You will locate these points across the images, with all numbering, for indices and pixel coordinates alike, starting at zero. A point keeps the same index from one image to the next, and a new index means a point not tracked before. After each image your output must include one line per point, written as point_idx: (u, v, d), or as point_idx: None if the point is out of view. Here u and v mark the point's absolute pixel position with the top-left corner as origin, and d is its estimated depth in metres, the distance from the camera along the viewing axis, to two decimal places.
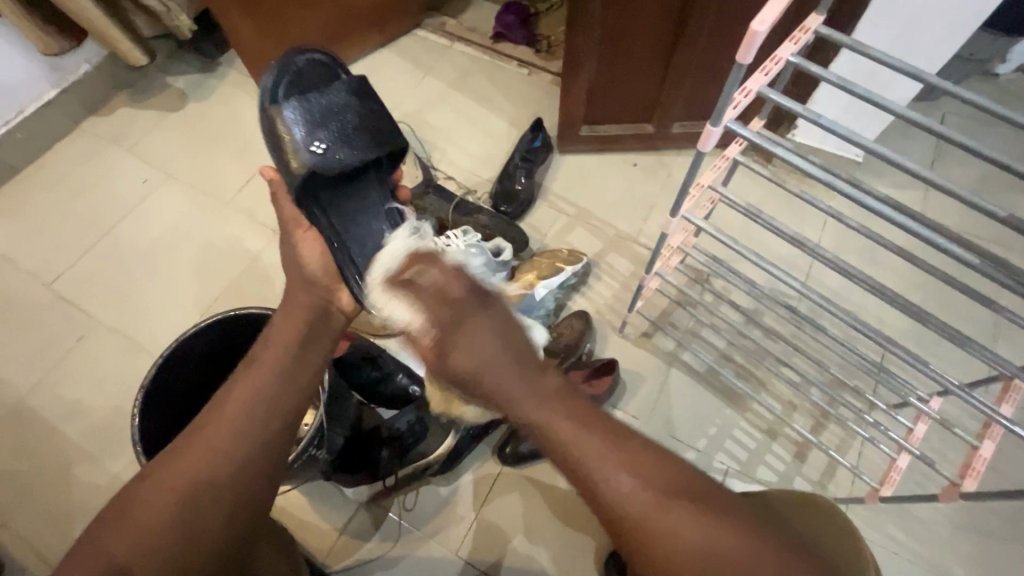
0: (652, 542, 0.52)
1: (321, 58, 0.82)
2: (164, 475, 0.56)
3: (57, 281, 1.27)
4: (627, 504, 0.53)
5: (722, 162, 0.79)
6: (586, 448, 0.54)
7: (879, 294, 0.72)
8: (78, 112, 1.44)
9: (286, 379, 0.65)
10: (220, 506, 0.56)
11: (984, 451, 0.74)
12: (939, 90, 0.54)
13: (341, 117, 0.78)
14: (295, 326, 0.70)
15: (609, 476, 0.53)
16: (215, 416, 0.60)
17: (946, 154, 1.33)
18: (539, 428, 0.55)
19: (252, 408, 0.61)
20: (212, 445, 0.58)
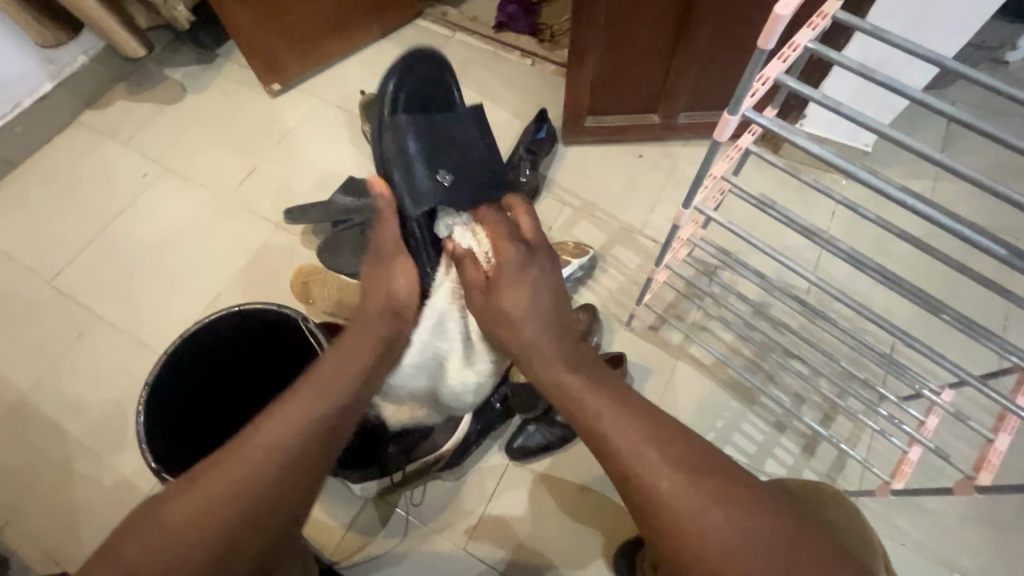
0: (674, 518, 0.53)
1: (434, 75, 0.87)
2: (206, 481, 0.56)
3: (58, 277, 1.25)
4: (653, 481, 0.55)
5: (735, 152, 0.77)
6: (604, 411, 0.60)
7: (894, 285, 0.71)
8: (75, 105, 1.42)
9: (341, 404, 0.65)
10: (254, 520, 0.55)
11: (1000, 444, 0.74)
12: (964, 76, 0.52)
13: (460, 143, 0.83)
14: (360, 355, 0.70)
15: (618, 432, 0.58)
16: (263, 427, 0.60)
17: (955, 143, 1.32)
18: (570, 401, 0.63)
19: (304, 427, 0.61)
20: (258, 456, 0.58)
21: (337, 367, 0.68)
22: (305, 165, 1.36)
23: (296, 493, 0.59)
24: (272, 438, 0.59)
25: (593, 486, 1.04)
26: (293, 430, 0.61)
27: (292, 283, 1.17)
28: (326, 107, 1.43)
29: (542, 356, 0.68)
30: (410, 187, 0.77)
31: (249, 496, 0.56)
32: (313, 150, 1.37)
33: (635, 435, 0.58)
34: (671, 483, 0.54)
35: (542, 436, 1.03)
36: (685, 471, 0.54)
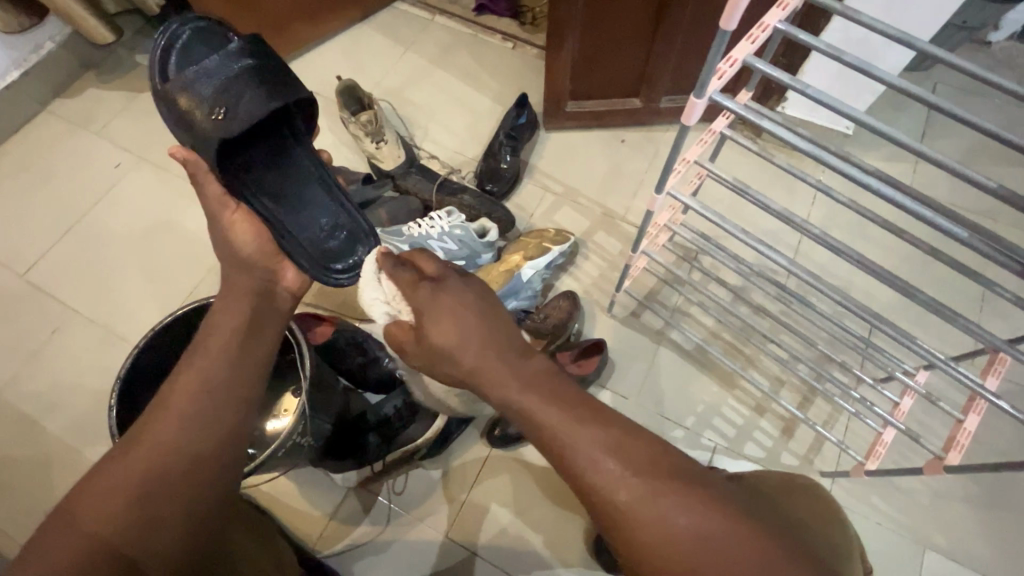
0: (639, 537, 0.48)
1: (207, 23, 0.76)
2: (107, 477, 0.51)
3: (32, 270, 1.23)
4: (613, 486, 0.49)
5: (709, 137, 0.76)
6: (565, 431, 0.51)
7: (866, 269, 0.70)
8: (44, 93, 1.38)
9: (244, 367, 0.60)
10: (173, 508, 0.51)
11: (969, 424, 0.75)
12: (931, 58, 0.51)
13: (227, 71, 0.71)
14: (243, 310, 0.64)
15: (578, 451, 0.50)
16: (160, 412, 0.55)
17: (936, 125, 1.31)
18: (511, 405, 0.53)
19: (205, 399, 0.56)
20: (159, 441, 0.53)
21: (223, 326, 0.62)
22: None
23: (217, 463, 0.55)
24: (171, 419, 0.54)
25: None
26: (194, 406, 0.55)
27: None
28: None
29: (486, 387, 0.55)
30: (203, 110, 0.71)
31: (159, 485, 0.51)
32: None
33: (594, 457, 0.49)
34: (639, 504, 0.48)
35: None
36: (646, 482, 0.49)
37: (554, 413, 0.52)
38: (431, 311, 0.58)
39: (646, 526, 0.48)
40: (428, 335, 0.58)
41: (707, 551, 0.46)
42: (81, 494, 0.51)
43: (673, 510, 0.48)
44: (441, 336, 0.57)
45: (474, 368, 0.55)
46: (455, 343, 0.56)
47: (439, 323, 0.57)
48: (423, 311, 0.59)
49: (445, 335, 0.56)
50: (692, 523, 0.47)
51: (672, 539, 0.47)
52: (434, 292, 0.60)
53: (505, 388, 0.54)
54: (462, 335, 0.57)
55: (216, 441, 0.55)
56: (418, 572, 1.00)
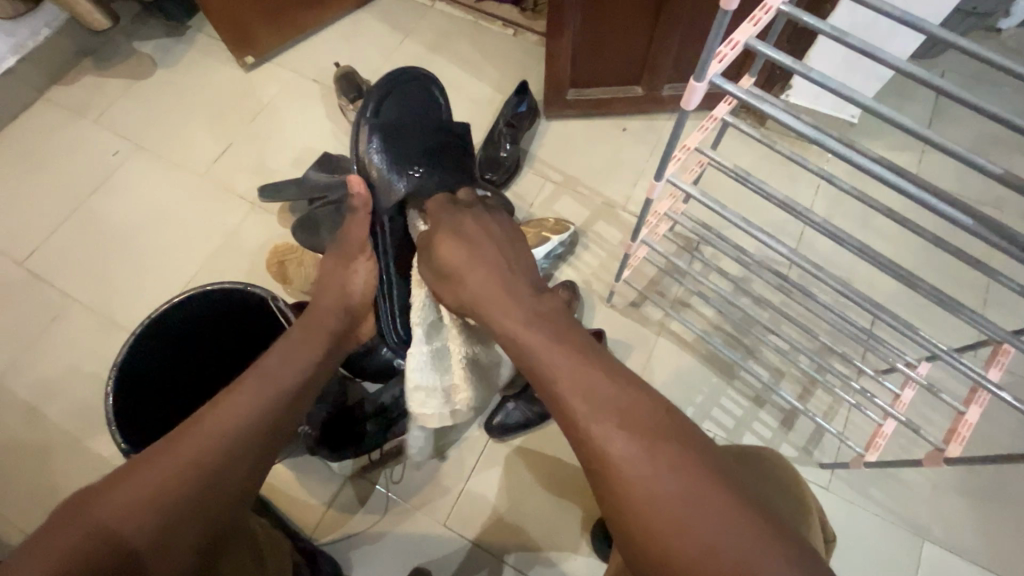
0: (622, 485, 0.49)
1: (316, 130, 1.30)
2: (140, 475, 0.51)
3: (31, 259, 1.23)
4: (601, 431, 0.51)
5: (710, 123, 0.74)
6: (562, 373, 0.55)
7: (867, 258, 0.69)
8: (42, 80, 1.37)
9: (293, 400, 0.62)
10: (197, 519, 0.52)
11: (971, 416, 0.74)
12: (938, 40, 0.50)
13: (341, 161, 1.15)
14: (314, 347, 0.68)
15: (575, 396, 0.53)
16: (206, 427, 0.56)
17: (943, 114, 1.29)
18: (518, 346, 0.59)
19: (253, 423, 0.58)
20: (200, 453, 0.54)
21: (288, 359, 0.65)
22: (280, 141, 1.32)
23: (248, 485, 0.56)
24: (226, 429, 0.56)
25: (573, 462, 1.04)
26: (243, 426, 0.57)
27: (268, 264, 1.15)
28: (302, 81, 1.39)
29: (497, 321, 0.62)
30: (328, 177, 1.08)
31: (190, 495, 0.52)
32: (288, 127, 1.34)
33: (588, 404, 0.52)
34: (629, 455, 0.50)
35: (522, 413, 1.03)
36: (639, 438, 0.50)
37: (562, 361, 0.55)
38: (447, 240, 0.70)
39: (632, 476, 0.49)
40: (444, 267, 0.69)
41: (685, 513, 0.47)
42: (110, 489, 0.50)
43: (658, 469, 0.49)
44: (450, 266, 0.69)
45: (482, 295, 0.65)
46: (465, 272, 0.67)
47: (450, 255, 0.69)
48: (443, 237, 0.71)
49: (454, 264, 0.68)
50: (675, 485, 0.48)
51: (655, 492, 0.48)
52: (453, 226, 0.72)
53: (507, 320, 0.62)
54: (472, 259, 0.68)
55: (250, 462, 0.56)
56: (415, 560, 1.00)
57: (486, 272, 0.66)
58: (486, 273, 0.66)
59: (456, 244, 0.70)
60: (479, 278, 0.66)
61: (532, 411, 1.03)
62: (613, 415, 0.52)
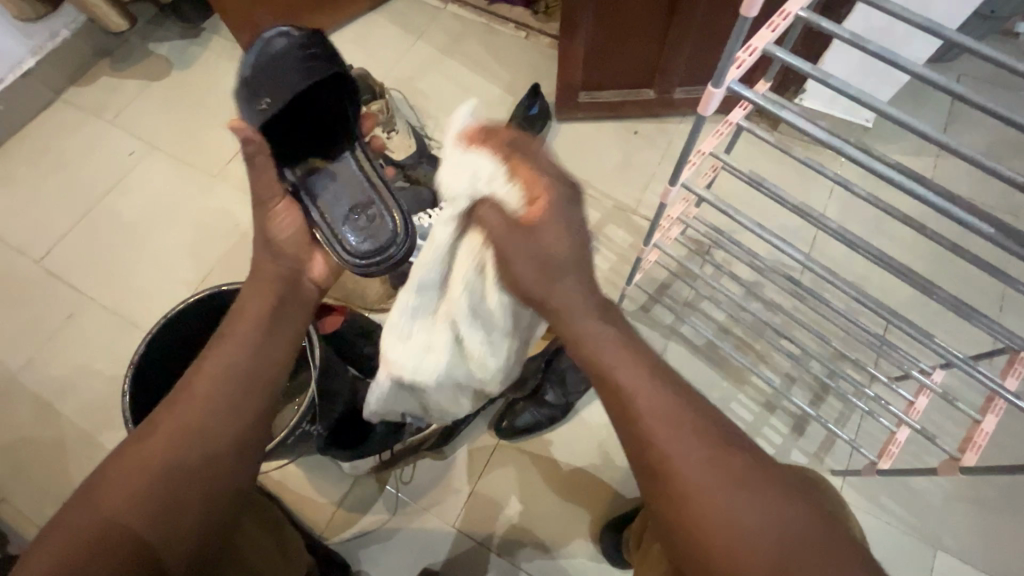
0: (682, 488, 0.47)
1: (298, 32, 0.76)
2: (114, 473, 0.50)
3: (47, 256, 1.25)
4: (681, 462, 0.48)
5: (725, 128, 0.74)
6: (640, 392, 0.50)
7: (884, 265, 0.69)
8: (60, 81, 1.39)
9: (252, 368, 0.57)
10: (189, 494, 0.50)
11: (987, 425, 0.73)
12: (959, 47, 0.49)
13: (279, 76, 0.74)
14: (259, 301, 0.62)
15: (640, 396, 0.50)
16: (177, 407, 0.54)
17: (958, 119, 1.28)
18: (590, 360, 0.53)
19: (220, 391, 0.55)
20: (172, 438, 0.52)
21: (236, 323, 0.60)
22: None
23: (231, 451, 0.53)
24: (187, 410, 0.53)
25: (582, 465, 1.04)
26: (209, 396, 0.54)
27: None
28: None
29: (568, 332, 0.55)
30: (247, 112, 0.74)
31: (176, 472, 0.50)
32: None
33: (654, 408, 0.50)
34: (695, 463, 0.47)
35: (532, 416, 1.03)
36: (706, 449, 0.48)
37: (627, 363, 0.52)
38: (552, 217, 0.54)
39: (696, 483, 0.47)
40: (541, 240, 0.54)
41: (746, 518, 0.46)
42: (94, 488, 0.50)
43: (717, 480, 0.47)
44: (551, 245, 0.55)
45: (564, 301, 0.55)
46: (563, 257, 0.55)
47: (552, 234, 0.54)
48: (548, 212, 0.54)
49: (554, 246, 0.55)
50: (737, 494, 0.46)
51: (715, 500, 0.46)
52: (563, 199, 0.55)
53: (586, 330, 0.54)
54: (570, 248, 0.55)
55: (223, 434, 0.53)
56: (425, 561, 1.00)
57: (570, 275, 0.56)
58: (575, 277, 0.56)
59: (557, 221, 0.55)
60: (565, 298, 0.55)
61: (543, 413, 1.03)
62: (674, 426, 0.49)
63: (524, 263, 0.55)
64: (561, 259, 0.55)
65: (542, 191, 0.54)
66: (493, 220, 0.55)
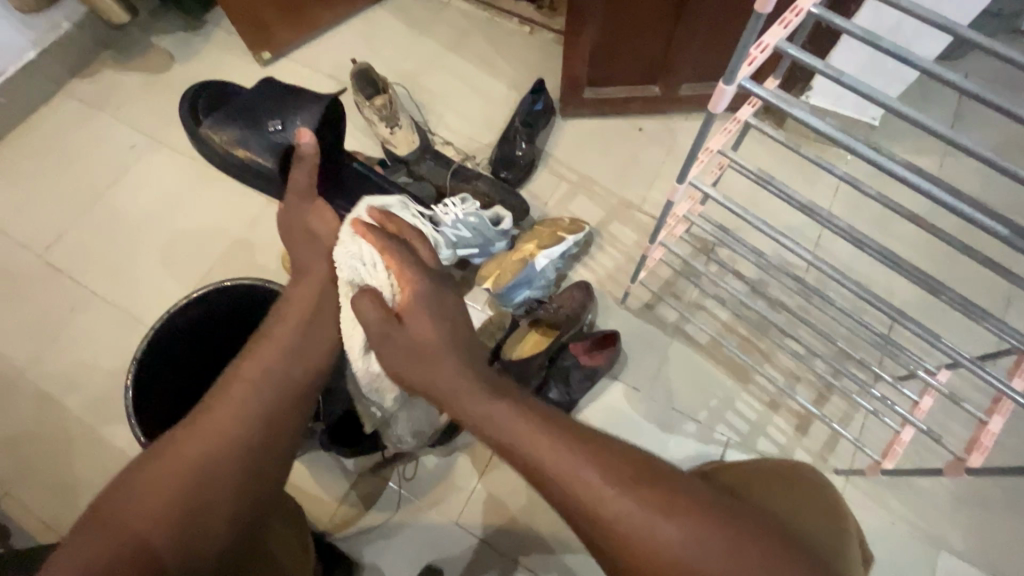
0: (616, 535, 0.46)
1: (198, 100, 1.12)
2: (148, 475, 0.49)
3: (50, 251, 1.24)
4: (608, 511, 0.47)
5: (733, 126, 0.74)
6: (552, 452, 0.49)
7: (892, 264, 0.69)
8: (62, 74, 1.38)
9: (295, 375, 0.61)
10: (225, 498, 0.50)
11: (993, 426, 0.73)
12: (974, 45, 0.49)
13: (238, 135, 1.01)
14: (301, 313, 0.67)
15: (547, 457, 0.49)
16: (216, 410, 0.55)
17: (966, 117, 1.27)
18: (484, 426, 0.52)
19: (263, 396, 0.57)
20: (215, 439, 0.53)
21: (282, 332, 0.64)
22: None
23: (270, 455, 0.55)
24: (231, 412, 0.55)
25: None
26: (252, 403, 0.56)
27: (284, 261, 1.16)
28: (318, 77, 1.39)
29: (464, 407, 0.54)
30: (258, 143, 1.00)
31: (213, 476, 0.51)
32: None
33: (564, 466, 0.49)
34: (620, 506, 0.47)
35: None
36: (628, 487, 0.47)
37: (526, 423, 0.51)
38: (416, 302, 0.64)
39: (627, 524, 0.46)
40: (409, 326, 0.61)
41: (685, 548, 0.45)
42: (130, 486, 0.48)
43: (648, 515, 0.46)
44: (417, 327, 0.61)
45: (448, 382, 0.56)
46: (433, 332, 0.60)
47: (416, 317, 0.62)
48: (412, 299, 0.64)
49: (423, 330, 0.61)
50: (670, 527, 0.46)
51: (650, 537, 0.46)
52: (431, 288, 0.66)
53: (476, 404, 0.54)
54: (441, 329, 0.61)
55: (265, 438, 0.55)
56: (428, 557, 1.00)
57: (450, 351, 0.59)
58: (456, 352, 0.59)
59: (422, 305, 0.63)
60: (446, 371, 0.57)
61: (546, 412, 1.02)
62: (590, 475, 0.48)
63: (399, 351, 0.60)
64: (431, 341, 0.60)
65: (406, 279, 0.67)
66: (371, 308, 0.62)
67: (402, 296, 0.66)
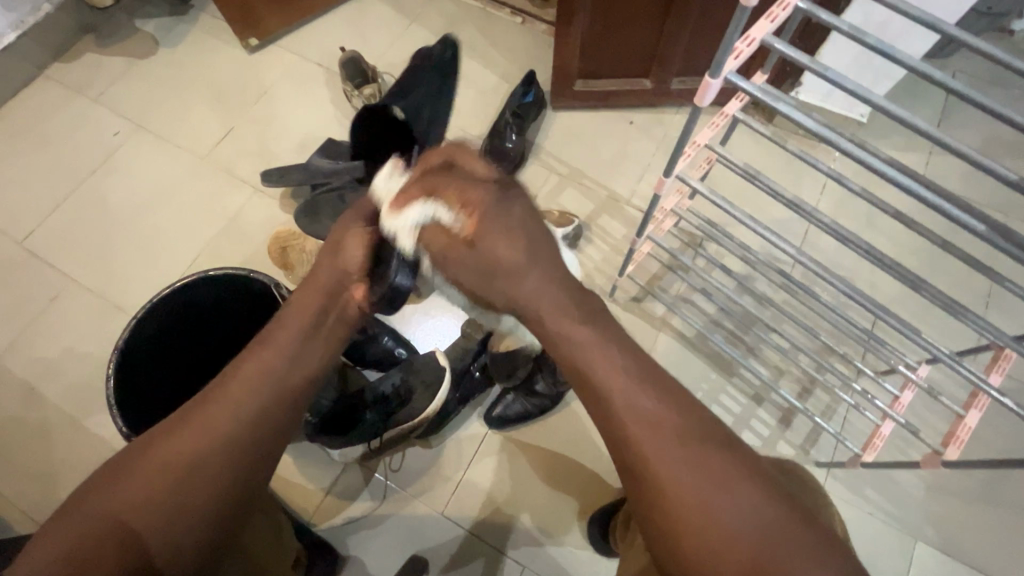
0: (663, 493, 0.45)
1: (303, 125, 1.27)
2: (135, 466, 0.47)
3: (30, 237, 1.22)
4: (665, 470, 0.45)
5: (721, 120, 0.74)
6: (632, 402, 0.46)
7: (874, 260, 0.69)
8: (42, 56, 1.35)
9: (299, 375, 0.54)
10: (206, 498, 0.47)
11: (970, 420, 0.74)
12: (956, 42, 0.49)
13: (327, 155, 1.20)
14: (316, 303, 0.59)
15: (623, 401, 0.46)
16: (211, 404, 0.50)
17: (951, 116, 1.28)
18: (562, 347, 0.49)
19: (256, 397, 0.51)
20: (203, 433, 0.48)
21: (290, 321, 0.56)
22: (283, 125, 1.31)
23: (257, 457, 0.50)
24: (222, 407, 0.50)
25: (572, 456, 1.05)
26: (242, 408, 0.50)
27: (270, 250, 1.15)
28: (306, 64, 1.37)
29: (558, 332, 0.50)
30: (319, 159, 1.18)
31: (198, 473, 0.47)
32: (291, 111, 1.32)
33: (635, 410, 0.46)
34: (673, 465, 0.45)
35: (522, 406, 1.04)
36: (689, 453, 0.45)
37: (612, 364, 0.47)
38: (487, 222, 0.53)
39: (678, 491, 0.44)
40: (484, 247, 0.53)
41: (734, 525, 0.43)
42: (117, 477, 0.47)
43: (703, 484, 0.44)
44: (493, 250, 0.52)
45: (530, 296, 0.51)
46: (512, 261, 0.52)
47: (495, 237, 0.52)
48: (485, 217, 0.53)
49: (501, 255, 0.52)
50: (724, 497, 0.44)
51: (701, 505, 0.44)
52: (501, 201, 0.53)
53: (561, 328, 0.50)
54: (521, 249, 0.52)
55: (258, 439, 0.50)
56: (414, 547, 1.01)
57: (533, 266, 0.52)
58: (542, 265, 0.52)
59: (495, 223, 0.53)
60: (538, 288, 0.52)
61: (532, 403, 1.03)
62: (655, 430, 0.46)
63: (471, 279, 0.55)
64: (510, 264, 0.52)
65: (472, 202, 0.53)
66: (435, 237, 0.54)
67: (469, 222, 0.53)
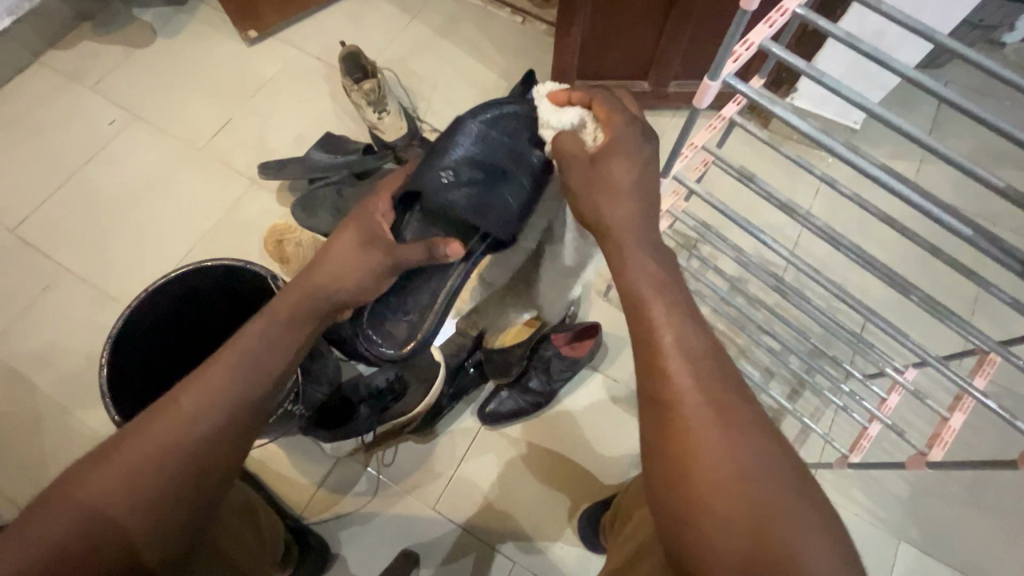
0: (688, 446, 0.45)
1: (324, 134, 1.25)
2: (105, 465, 0.45)
3: (23, 225, 1.21)
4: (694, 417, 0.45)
5: (718, 122, 0.74)
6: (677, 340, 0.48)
7: (863, 263, 0.71)
8: (38, 44, 1.34)
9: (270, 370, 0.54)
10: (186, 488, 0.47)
11: (954, 422, 0.75)
12: (948, 51, 0.50)
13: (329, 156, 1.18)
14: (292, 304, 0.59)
15: (671, 333, 0.48)
16: (181, 398, 0.49)
17: (943, 126, 1.31)
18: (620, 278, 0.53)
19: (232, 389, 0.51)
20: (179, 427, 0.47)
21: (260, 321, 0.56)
22: (282, 119, 1.31)
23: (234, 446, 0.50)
24: (198, 401, 0.49)
25: (563, 453, 1.06)
26: (227, 389, 0.51)
27: (266, 243, 1.14)
28: (305, 59, 1.37)
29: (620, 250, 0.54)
30: (316, 157, 1.17)
31: (175, 464, 0.46)
32: (290, 104, 1.32)
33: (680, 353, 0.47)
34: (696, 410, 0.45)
35: (515, 402, 1.04)
36: (715, 405, 0.45)
37: (647, 303, 0.50)
38: (623, 144, 0.58)
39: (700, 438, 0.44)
40: (608, 164, 0.58)
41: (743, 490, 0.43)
42: (89, 474, 0.45)
43: (722, 441, 0.44)
44: (609, 169, 0.58)
45: (620, 219, 0.55)
46: (626, 185, 0.57)
47: (621, 159, 0.57)
48: (621, 139, 0.58)
49: (619, 168, 0.57)
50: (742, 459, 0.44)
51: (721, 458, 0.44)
52: (640, 133, 0.59)
53: (624, 255, 0.54)
54: (637, 174, 0.57)
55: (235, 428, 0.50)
56: (406, 542, 1.01)
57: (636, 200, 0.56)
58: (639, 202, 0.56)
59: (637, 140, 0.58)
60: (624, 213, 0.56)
61: (526, 400, 1.04)
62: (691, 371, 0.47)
63: (579, 183, 0.60)
64: (619, 181, 0.57)
65: (613, 116, 0.60)
66: (568, 141, 0.63)
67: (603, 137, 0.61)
